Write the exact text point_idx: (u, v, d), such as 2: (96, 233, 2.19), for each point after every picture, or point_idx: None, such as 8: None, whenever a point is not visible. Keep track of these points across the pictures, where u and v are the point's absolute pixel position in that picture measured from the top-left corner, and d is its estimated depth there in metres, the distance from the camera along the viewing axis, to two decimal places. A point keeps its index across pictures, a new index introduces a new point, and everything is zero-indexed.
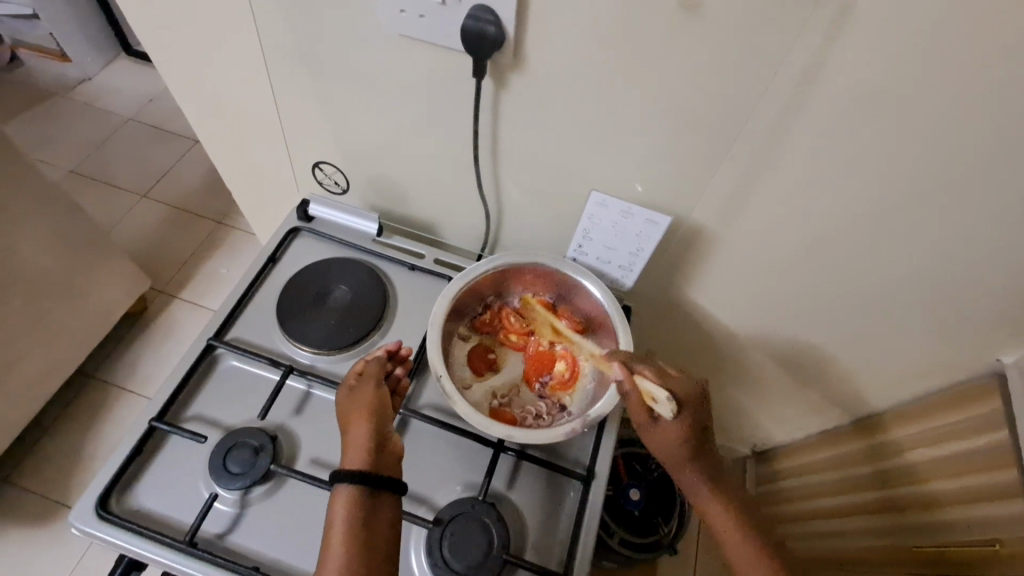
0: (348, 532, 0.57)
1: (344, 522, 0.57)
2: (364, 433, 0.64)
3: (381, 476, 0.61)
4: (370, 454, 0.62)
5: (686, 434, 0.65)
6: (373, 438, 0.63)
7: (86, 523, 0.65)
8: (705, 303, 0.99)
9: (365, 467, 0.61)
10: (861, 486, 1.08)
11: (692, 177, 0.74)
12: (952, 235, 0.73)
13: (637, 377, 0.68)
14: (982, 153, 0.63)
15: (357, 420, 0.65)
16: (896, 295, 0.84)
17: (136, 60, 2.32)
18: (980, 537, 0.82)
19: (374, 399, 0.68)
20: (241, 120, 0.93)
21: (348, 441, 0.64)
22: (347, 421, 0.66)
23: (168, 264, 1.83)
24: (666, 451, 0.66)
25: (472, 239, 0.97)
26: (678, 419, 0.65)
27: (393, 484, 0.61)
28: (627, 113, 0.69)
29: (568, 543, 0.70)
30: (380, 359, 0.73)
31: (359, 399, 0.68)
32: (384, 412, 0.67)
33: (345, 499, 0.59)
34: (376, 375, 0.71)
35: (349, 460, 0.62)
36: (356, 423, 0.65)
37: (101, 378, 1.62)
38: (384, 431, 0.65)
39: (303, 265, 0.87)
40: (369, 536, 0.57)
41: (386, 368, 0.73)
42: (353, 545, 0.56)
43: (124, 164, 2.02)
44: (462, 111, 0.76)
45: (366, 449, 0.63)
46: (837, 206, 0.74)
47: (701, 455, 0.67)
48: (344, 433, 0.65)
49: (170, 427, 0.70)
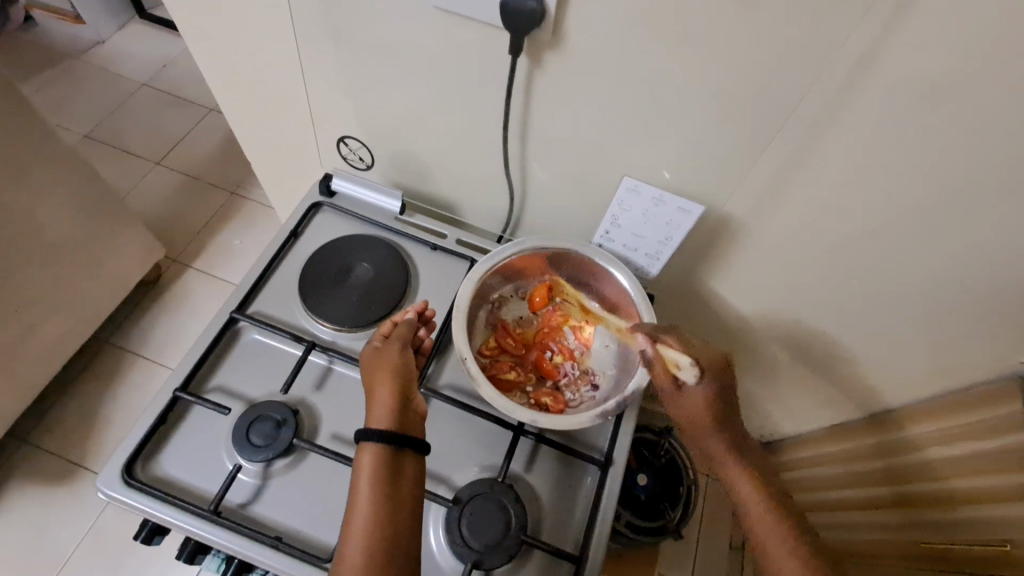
0: (374, 484, 0.57)
1: (371, 472, 0.58)
2: (390, 393, 0.64)
3: (405, 435, 0.61)
4: (396, 412, 0.63)
5: (709, 399, 0.66)
6: (399, 397, 0.64)
7: (112, 488, 0.66)
8: (726, 295, 0.98)
9: (391, 424, 0.62)
10: (871, 481, 1.08)
11: (725, 168, 0.73)
12: (992, 241, 0.71)
13: (665, 345, 0.68)
14: None
15: (383, 378, 0.66)
16: (924, 296, 0.82)
17: (150, 25, 2.29)
18: (990, 537, 0.82)
19: (400, 359, 0.68)
20: (265, 91, 0.91)
21: (373, 398, 0.65)
22: (372, 377, 0.66)
23: (182, 233, 1.83)
24: (688, 418, 0.67)
25: (494, 221, 0.96)
26: (700, 386, 0.65)
27: (417, 443, 0.62)
28: (665, 98, 0.67)
29: (585, 527, 0.71)
30: (409, 321, 0.74)
31: (387, 358, 0.68)
32: (409, 373, 0.68)
33: (372, 453, 0.59)
34: (403, 336, 0.72)
35: (376, 415, 0.63)
36: (382, 382, 0.65)
37: (116, 344, 1.63)
38: (408, 392, 0.66)
39: (325, 241, 0.87)
40: (394, 489, 0.58)
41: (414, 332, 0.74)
42: (380, 496, 0.57)
43: (139, 130, 2.01)
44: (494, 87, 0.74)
45: (392, 408, 0.63)
46: (871, 204, 0.72)
47: (726, 424, 0.67)
48: (370, 390, 0.66)
49: (193, 397, 0.71)
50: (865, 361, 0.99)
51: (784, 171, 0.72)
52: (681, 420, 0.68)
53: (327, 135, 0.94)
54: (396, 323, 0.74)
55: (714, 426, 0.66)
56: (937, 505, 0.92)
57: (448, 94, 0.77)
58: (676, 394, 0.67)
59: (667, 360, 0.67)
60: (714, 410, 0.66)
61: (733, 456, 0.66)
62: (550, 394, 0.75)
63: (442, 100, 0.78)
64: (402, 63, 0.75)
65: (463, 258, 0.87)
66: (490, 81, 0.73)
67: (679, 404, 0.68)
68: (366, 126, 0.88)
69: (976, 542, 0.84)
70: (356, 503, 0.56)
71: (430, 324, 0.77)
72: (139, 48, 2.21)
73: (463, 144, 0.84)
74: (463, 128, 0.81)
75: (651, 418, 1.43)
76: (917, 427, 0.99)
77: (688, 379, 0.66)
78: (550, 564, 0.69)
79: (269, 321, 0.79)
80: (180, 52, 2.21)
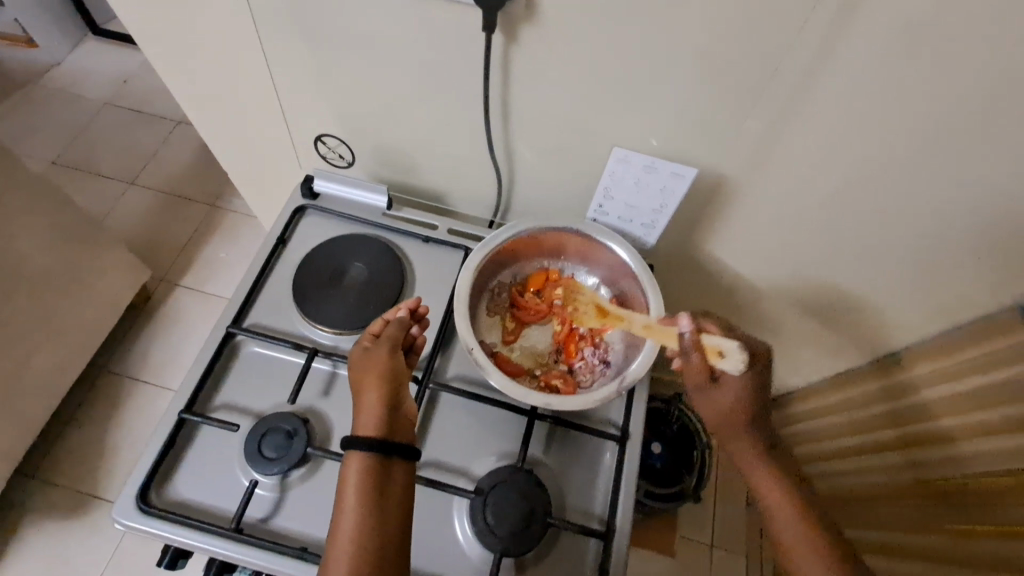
0: (360, 495, 0.57)
1: (356, 482, 0.58)
2: (377, 399, 0.63)
3: (392, 443, 0.61)
4: (382, 419, 0.62)
5: (745, 391, 0.65)
6: (385, 403, 0.63)
7: (128, 517, 0.65)
8: (723, 257, 0.98)
9: (377, 432, 0.61)
10: (877, 426, 1.10)
11: (714, 128, 0.71)
12: (987, 177, 0.70)
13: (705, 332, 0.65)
14: None
15: (370, 383, 0.64)
16: (922, 240, 0.82)
17: (107, 41, 2.21)
18: (1002, 469, 0.83)
19: (388, 361, 0.67)
20: (234, 95, 0.88)
21: (360, 404, 0.64)
22: (360, 381, 0.65)
23: (166, 251, 1.80)
24: (721, 411, 0.66)
25: (483, 206, 0.94)
26: (739, 376, 0.65)
27: (405, 450, 0.61)
28: (648, 61, 0.65)
29: (608, 502, 0.71)
30: (401, 319, 0.71)
31: (375, 360, 0.67)
32: (398, 376, 0.66)
33: (357, 463, 0.59)
34: (393, 336, 0.70)
35: (362, 420, 0.62)
36: (370, 386, 0.64)
37: (113, 371, 1.61)
38: (396, 397, 0.64)
39: (314, 244, 0.85)
40: (381, 498, 0.58)
41: (406, 330, 0.71)
42: (364, 507, 0.56)
43: (108, 150, 1.96)
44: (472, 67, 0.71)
45: (379, 414, 0.62)
46: (864, 150, 0.71)
47: (757, 417, 0.67)
48: (357, 395, 0.65)
49: (200, 418, 0.69)
50: (867, 309, 1.00)
51: (774, 125, 0.71)
52: (710, 414, 0.67)
53: (304, 136, 0.91)
54: (387, 322, 0.72)
55: (745, 419, 0.66)
56: (946, 442, 0.93)
57: (425, 79, 0.74)
58: (709, 387, 0.65)
59: (706, 349, 0.64)
60: (749, 402, 0.66)
61: (760, 453, 0.66)
62: (559, 375, 0.74)
63: (419, 87, 0.76)
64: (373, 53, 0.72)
65: (457, 247, 0.86)
66: (468, 61, 0.71)
67: (709, 398, 0.66)
68: (343, 122, 0.86)
69: (990, 473, 0.85)
70: (341, 514, 0.56)
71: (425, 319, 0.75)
72: (98, 65, 2.14)
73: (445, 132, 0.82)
74: (444, 113, 0.79)
75: (659, 386, 1.43)
76: (920, 367, 1.00)
77: (732, 368, 0.63)
78: (577, 541, 0.69)
79: (266, 333, 0.77)
80: (140, 66, 2.14)
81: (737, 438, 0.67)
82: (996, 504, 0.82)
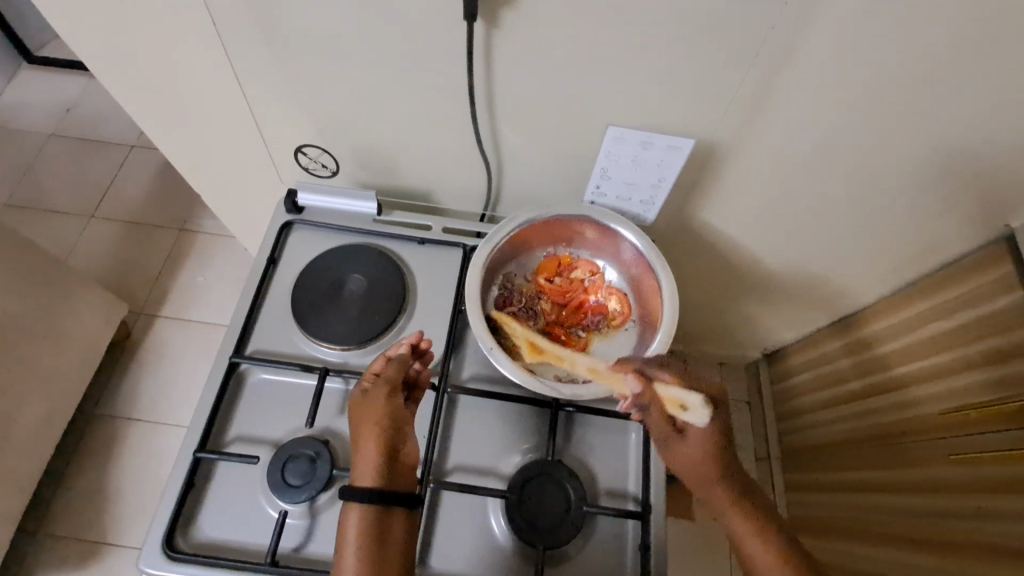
0: (359, 553, 0.57)
1: (356, 538, 0.58)
2: (375, 447, 0.62)
3: (392, 493, 0.60)
4: (381, 469, 0.61)
5: (709, 444, 0.63)
6: (384, 451, 0.62)
7: (157, 565, 0.62)
8: (718, 223, 0.98)
9: (376, 484, 0.60)
10: (877, 367, 1.14)
11: (705, 96, 0.70)
12: (973, 116, 0.71)
13: (658, 385, 0.65)
14: (1010, 21, 0.60)
15: (367, 431, 0.63)
16: (912, 185, 0.83)
17: (42, 68, 2.08)
18: (1003, 395, 0.87)
19: (387, 405, 0.65)
20: (202, 113, 0.84)
21: (358, 451, 0.62)
22: (358, 427, 0.64)
23: (140, 282, 1.73)
24: (688, 465, 0.64)
25: (474, 200, 0.92)
26: (700, 428, 0.64)
27: (406, 498, 0.61)
28: (635, 34, 0.64)
29: (641, 482, 0.71)
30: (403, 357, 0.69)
31: (373, 404, 0.65)
32: (398, 419, 0.65)
33: (356, 518, 0.59)
34: (394, 376, 0.67)
35: (361, 469, 0.61)
36: (367, 433, 0.63)
37: (104, 413, 1.55)
38: (396, 444, 0.63)
39: (307, 260, 0.82)
40: (382, 550, 0.58)
41: (408, 367, 0.69)
42: (364, 566, 0.56)
43: (63, 185, 1.86)
44: (455, 56, 0.69)
45: (377, 464, 0.61)
46: (853, 103, 0.71)
47: (726, 467, 0.63)
48: (357, 440, 0.63)
49: (216, 454, 0.67)
50: (861, 258, 1.01)
51: (764, 86, 0.70)
52: (679, 470, 0.65)
53: (281, 148, 0.87)
54: (389, 359, 0.69)
55: (712, 471, 0.63)
56: (949, 377, 0.97)
57: (406, 75, 0.72)
58: (676, 441, 0.64)
59: (665, 400, 0.65)
60: (712, 454, 0.63)
61: (737, 504, 0.62)
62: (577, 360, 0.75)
63: (400, 83, 0.73)
64: (349, 51, 0.69)
65: (455, 246, 0.84)
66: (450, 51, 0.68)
67: (676, 454, 0.64)
68: (322, 129, 0.82)
69: (989, 401, 0.89)
70: (344, 566, 0.57)
71: (429, 354, 0.72)
72: (36, 96, 2.02)
73: (431, 127, 0.79)
74: (428, 108, 0.76)
75: None
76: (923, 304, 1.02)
77: (696, 421, 0.64)
78: (616, 523, 0.69)
79: (271, 359, 0.75)
80: (84, 91, 2.03)
81: (710, 489, 0.63)
82: (1002, 427, 0.87)
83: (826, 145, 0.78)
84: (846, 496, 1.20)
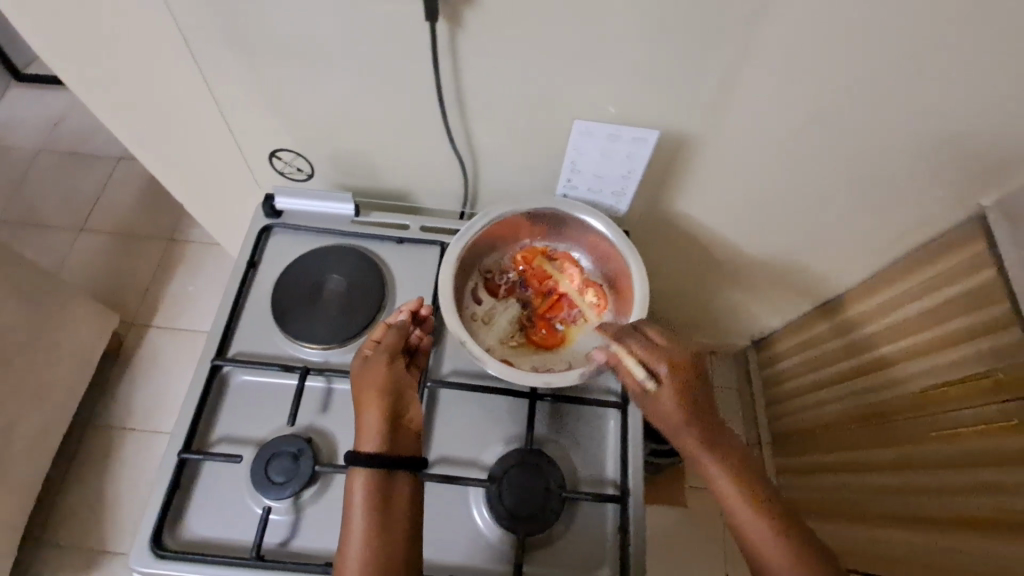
0: (366, 519, 0.58)
1: (363, 503, 0.59)
2: (377, 413, 0.64)
3: (397, 458, 0.62)
4: (385, 435, 0.63)
5: (680, 396, 0.64)
6: (387, 416, 0.64)
7: (145, 564, 0.64)
8: (694, 213, 0.99)
9: (382, 444, 0.62)
10: (859, 349, 1.15)
11: (669, 88, 0.72)
12: (931, 99, 0.73)
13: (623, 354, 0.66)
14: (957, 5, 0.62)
15: (370, 396, 0.65)
16: (879, 168, 0.85)
17: (26, 84, 2.09)
18: (981, 368, 0.89)
19: (389, 371, 0.67)
20: (179, 122, 0.85)
21: (361, 417, 0.64)
22: (360, 393, 0.66)
23: (130, 294, 1.74)
24: (663, 418, 0.64)
25: (452, 198, 0.94)
26: (665, 385, 0.64)
27: (411, 463, 0.62)
28: (595, 30, 0.65)
29: (619, 466, 0.73)
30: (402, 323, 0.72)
31: (375, 369, 0.67)
32: (399, 384, 0.67)
33: (363, 483, 0.60)
34: (393, 344, 0.70)
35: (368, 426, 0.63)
36: (369, 399, 0.65)
37: (98, 424, 1.56)
38: (398, 409, 0.65)
39: (286, 263, 0.83)
40: (388, 514, 0.59)
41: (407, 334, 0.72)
42: (372, 531, 0.57)
43: (50, 199, 1.87)
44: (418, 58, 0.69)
45: (380, 430, 0.63)
46: (814, 91, 0.73)
47: (699, 418, 0.63)
48: (360, 402, 0.66)
49: (201, 454, 0.68)
50: (836, 242, 1.03)
51: (726, 77, 0.72)
52: (657, 421, 0.65)
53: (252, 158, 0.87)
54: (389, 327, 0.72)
55: (685, 422, 0.63)
56: (928, 355, 0.99)
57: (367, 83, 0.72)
58: (648, 398, 0.65)
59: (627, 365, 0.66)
60: (686, 405, 0.63)
61: (712, 455, 0.62)
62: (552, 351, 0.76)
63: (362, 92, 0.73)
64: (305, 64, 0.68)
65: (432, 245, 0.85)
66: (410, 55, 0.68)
67: (653, 408, 0.65)
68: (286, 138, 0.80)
69: (972, 376, 0.90)
70: (351, 524, 0.58)
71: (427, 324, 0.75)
72: (20, 113, 2.03)
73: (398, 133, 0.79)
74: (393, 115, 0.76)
75: None
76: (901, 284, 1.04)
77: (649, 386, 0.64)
78: (596, 508, 0.71)
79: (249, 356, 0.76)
80: (68, 106, 2.04)
81: (685, 442, 0.63)
82: (981, 402, 0.88)
83: (791, 133, 0.80)
84: (834, 478, 1.21)
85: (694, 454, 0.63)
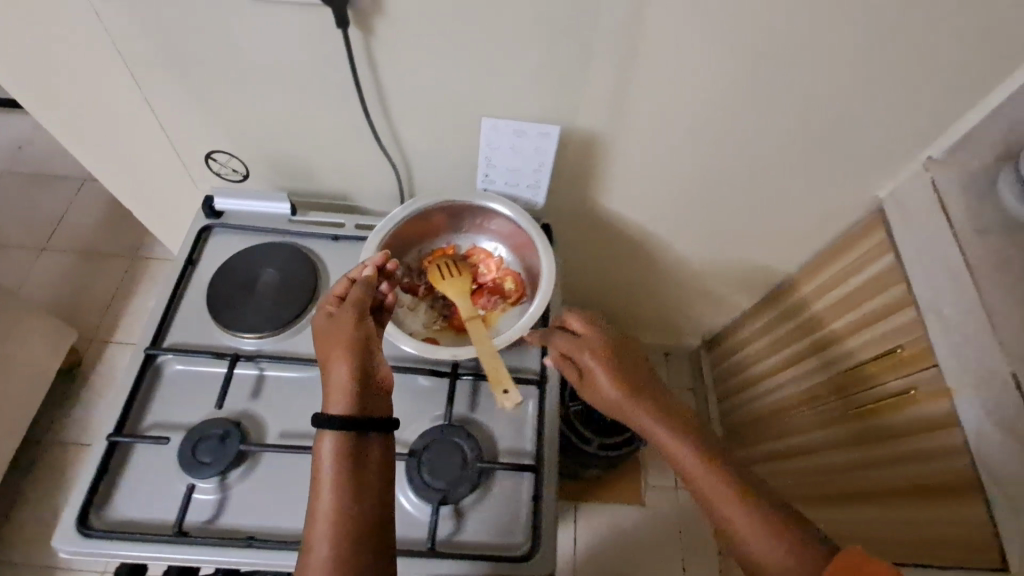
0: (339, 479, 0.60)
1: (333, 461, 0.61)
2: (348, 371, 0.65)
3: (366, 419, 0.63)
4: (354, 394, 0.64)
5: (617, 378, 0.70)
6: (360, 374, 0.65)
7: (69, 544, 0.65)
8: (620, 209, 1.06)
9: (350, 408, 0.64)
10: (789, 338, 1.20)
11: (572, 87, 0.79)
12: (808, 95, 0.81)
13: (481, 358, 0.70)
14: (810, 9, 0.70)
15: (341, 356, 0.66)
16: (778, 160, 0.93)
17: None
18: (883, 348, 0.93)
19: (357, 330, 0.68)
20: (119, 129, 0.90)
21: (331, 375, 0.66)
22: (330, 354, 0.67)
23: (91, 310, 1.74)
24: (609, 405, 0.70)
25: (387, 198, 0.99)
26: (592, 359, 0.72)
27: (382, 425, 0.64)
28: (495, 33, 0.72)
29: (536, 440, 0.77)
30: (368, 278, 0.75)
31: (342, 327, 0.68)
32: (367, 342, 0.68)
33: (331, 441, 0.61)
34: (358, 302, 0.71)
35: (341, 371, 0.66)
36: (338, 358, 0.66)
37: (53, 439, 1.55)
38: (369, 365, 0.67)
39: (224, 259, 0.87)
40: (360, 472, 0.61)
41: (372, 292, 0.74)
42: (343, 489, 0.59)
43: (12, 219, 1.88)
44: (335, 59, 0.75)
45: (350, 389, 0.64)
46: (703, 88, 0.81)
47: (646, 393, 0.69)
48: (336, 351, 0.67)
49: (130, 437, 0.71)
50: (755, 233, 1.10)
51: (622, 76, 0.79)
52: (604, 408, 0.71)
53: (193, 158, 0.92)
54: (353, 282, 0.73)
55: (636, 398, 0.69)
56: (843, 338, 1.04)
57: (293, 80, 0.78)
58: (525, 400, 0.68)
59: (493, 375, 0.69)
60: (628, 383, 0.70)
61: (667, 425, 0.67)
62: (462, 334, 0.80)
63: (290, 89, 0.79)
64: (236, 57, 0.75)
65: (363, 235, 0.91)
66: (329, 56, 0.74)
67: (592, 394, 0.72)
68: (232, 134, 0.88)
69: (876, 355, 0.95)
70: (319, 490, 0.59)
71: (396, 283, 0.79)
72: None
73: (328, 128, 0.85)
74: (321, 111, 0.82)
75: None
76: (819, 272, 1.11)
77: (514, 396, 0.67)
78: (513, 478, 0.74)
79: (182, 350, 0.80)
80: (34, 129, 2.07)
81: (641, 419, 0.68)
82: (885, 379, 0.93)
83: (691, 128, 0.87)
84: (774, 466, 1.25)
85: (651, 428, 0.67)
